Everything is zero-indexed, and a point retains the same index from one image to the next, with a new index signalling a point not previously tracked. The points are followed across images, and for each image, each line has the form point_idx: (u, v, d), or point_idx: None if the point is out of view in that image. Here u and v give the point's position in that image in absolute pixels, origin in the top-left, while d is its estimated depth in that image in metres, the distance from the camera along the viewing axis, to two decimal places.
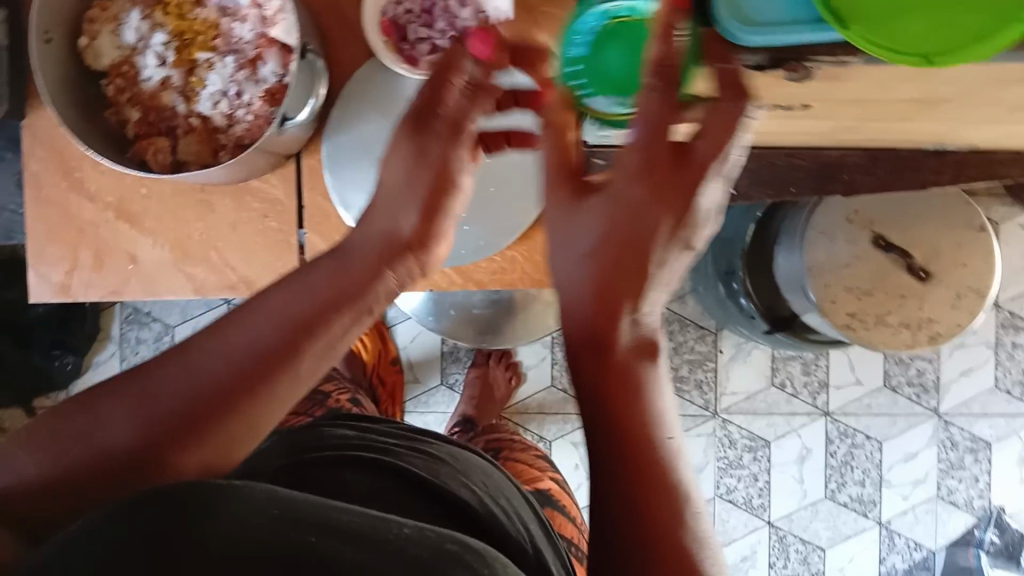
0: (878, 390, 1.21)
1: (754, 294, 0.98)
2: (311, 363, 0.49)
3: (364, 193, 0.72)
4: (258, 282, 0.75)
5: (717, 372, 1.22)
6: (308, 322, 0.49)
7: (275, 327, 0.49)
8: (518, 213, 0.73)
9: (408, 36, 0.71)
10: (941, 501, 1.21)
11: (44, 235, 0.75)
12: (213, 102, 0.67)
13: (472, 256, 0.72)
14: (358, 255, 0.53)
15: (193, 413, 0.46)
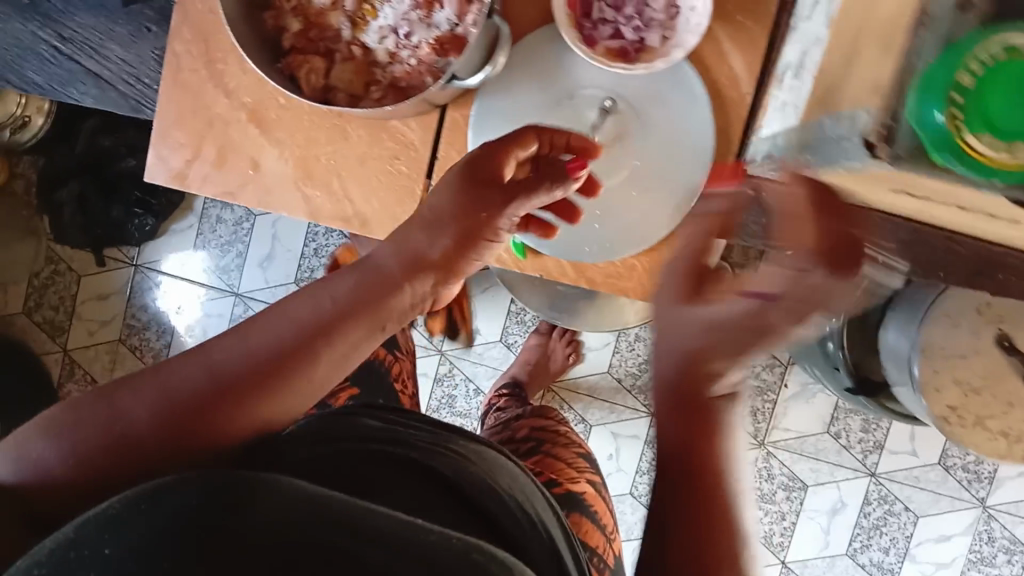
0: (931, 466, 1.18)
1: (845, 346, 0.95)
2: (342, 345, 0.53)
3: None
4: (372, 222, 0.73)
5: (775, 405, 1.19)
6: (326, 323, 0.52)
7: (294, 330, 0.51)
8: (653, 221, 0.69)
9: (592, 13, 0.67)
10: None
11: (172, 119, 0.73)
12: (379, 36, 0.64)
13: (594, 256, 0.70)
14: (383, 268, 0.55)
15: (213, 400, 0.49)
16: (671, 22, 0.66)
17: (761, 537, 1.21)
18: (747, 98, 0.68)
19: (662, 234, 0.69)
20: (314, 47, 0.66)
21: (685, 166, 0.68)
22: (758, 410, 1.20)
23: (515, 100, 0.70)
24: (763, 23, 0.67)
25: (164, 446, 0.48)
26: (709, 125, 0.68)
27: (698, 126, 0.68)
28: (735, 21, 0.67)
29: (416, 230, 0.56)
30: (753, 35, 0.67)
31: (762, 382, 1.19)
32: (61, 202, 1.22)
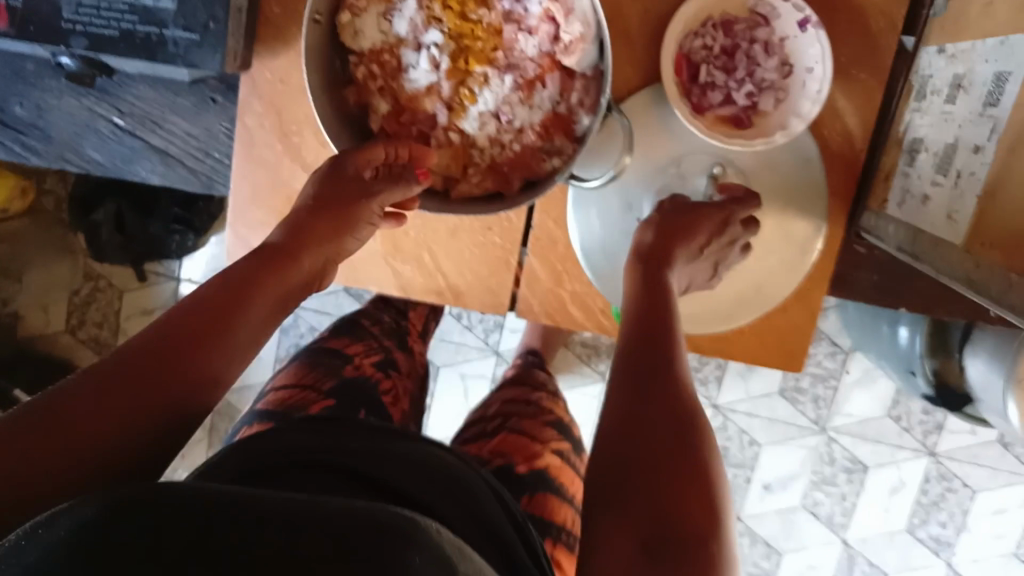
0: (989, 443, 1.19)
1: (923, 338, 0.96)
2: (252, 316, 0.54)
3: (603, 244, 0.68)
4: (467, 292, 0.71)
5: (836, 392, 1.19)
6: (228, 296, 0.53)
7: (195, 299, 0.52)
8: (770, 288, 0.67)
9: (699, 76, 0.61)
10: (1016, 559, 1.22)
11: (249, 197, 0.70)
12: (479, 122, 0.60)
13: (704, 326, 0.68)
14: (276, 258, 0.58)
15: (171, 361, 0.48)
16: (785, 82, 0.61)
17: (823, 518, 1.22)
18: (861, 155, 0.64)
19: (780, 299, 0.67)
20: (409, 130, 0.62)
21: (803, 229, 0.65)
22: (819, 398, 1.20)
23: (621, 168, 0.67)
24: (882, 79, 0.63)
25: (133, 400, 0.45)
26: (824, 191, 0.65)
27: (814, 187, 0.65)
28: (850, 78, 0.63)
29: (280, 232, 0.61)
30: (872, 94, 0.63)
31: (824, 370, 1.19)
32: (98, 223, 1.18)
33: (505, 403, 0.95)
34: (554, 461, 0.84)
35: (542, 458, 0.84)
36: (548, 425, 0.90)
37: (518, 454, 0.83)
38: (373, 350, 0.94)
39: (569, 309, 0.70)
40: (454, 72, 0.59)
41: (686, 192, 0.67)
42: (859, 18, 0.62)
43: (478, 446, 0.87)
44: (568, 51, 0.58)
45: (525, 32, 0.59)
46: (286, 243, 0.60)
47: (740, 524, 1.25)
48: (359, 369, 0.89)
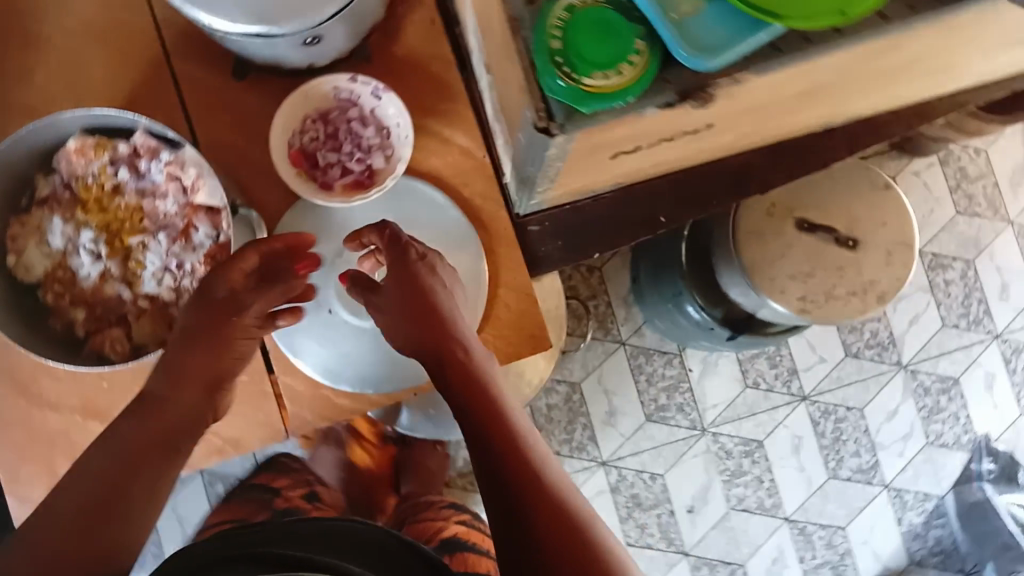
0: (843, 360, 1.25)
1: (696, 293, 1.04)
2: (144, 484, 0.58)
3: (316, 340, 0.75)
4: (247, 436, 0.75)
5: (693, 391, 1.25)
6: (124, 465, 0.58)
7: (95, 475, 0.57)
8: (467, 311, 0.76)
9: (318, 162, 0.73)
10: (933, 447, 1.25)
11: (16, 460, 0.73)
12: (157, 279, 0.69)
13: None
14: (160, 406, 0.62)
15: (69, 546, 0.52)
16: (388, 140, 0.73)
17: (757, 509, 1.24)
18: (487, 161, 0.77)
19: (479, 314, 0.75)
20: (106, 318, 0.69)
21: (463, 254, 0.76)
22: (683, 405, 1.24)
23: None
24: (462, 99, 0.76)
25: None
26: (460, 215, 0.76)
27: (452, 210, 0.76)
28: (439, 110, 0.76)
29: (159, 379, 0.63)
30: (463, 114, 0.76)
31: (671, 379, 1.25)
32: None
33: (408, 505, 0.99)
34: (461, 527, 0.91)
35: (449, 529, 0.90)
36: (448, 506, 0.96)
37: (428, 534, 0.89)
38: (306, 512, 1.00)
39: (337, 401, 0.76)
40: (117, 254, 0.69)
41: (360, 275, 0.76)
42: (419, 66, 0.76)
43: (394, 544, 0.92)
44: (195, 193, 0.66)
45: (160, 198, 0.68)
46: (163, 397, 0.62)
47: (691, 559, 1.23)
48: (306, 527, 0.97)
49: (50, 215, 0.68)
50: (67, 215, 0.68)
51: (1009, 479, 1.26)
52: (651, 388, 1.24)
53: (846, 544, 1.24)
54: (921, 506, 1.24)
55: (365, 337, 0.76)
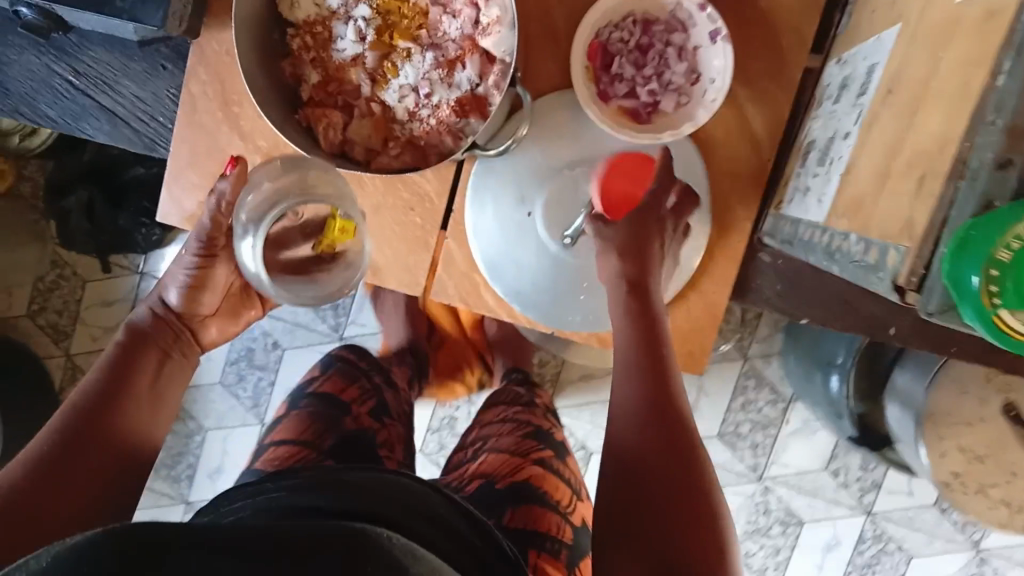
0: (927, 507, 1.18)
1: (852, 391, 0.96)
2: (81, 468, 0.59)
3: (506, 217, 0.71)
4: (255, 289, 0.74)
5: (776, 440, 1.19)
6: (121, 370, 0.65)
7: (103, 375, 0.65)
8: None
9: (611, 66, 0.67)
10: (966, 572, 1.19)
11: (186, 159, 0.74)
12: (400, 94, 0.65)
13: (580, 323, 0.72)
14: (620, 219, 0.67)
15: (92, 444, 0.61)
16: (691, 87, 0.66)
17: (755, 570, 1.21)
18: (768, 165, 0.68)
19: (662, 301, 0.70)
20: (334, 100, 0.66)
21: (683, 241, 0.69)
22: (758, 445, 1.20)
23: (513, 164, 0.70)
24: (788, 93, 0.67)
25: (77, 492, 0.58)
26: (706, 211, 0.69)
27: (704, 194, 0.69)
28: (759, 85, 0.67)
29: (151, 356, 0.68)
30: (778, 103, 0.67)
31: (764, 417, 1.19)
32: (69, 208, 1.22)
33: (488, 432, 0.87)
34: (536, 471, 0.77)
35: (523, 469, 0.77)
36: (526, 437, 0.83)
37: (500, 471, 0.77)
38: (366, 397, 0.85)
39: (484, 293, 0.74)
40: (380, 47, 0.65)
41: (579, 197, 0.70)
42: (768, 37, 0.66)
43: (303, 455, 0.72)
44: (485, 33, 0.63)
45: (448, 15, 0.64)
46: (151, 325, 0.69)
47: None
48: (356, 421, 0.80)
49: None
50: None
51: None
52: (741, 413, 1.20)
53: None
54: None
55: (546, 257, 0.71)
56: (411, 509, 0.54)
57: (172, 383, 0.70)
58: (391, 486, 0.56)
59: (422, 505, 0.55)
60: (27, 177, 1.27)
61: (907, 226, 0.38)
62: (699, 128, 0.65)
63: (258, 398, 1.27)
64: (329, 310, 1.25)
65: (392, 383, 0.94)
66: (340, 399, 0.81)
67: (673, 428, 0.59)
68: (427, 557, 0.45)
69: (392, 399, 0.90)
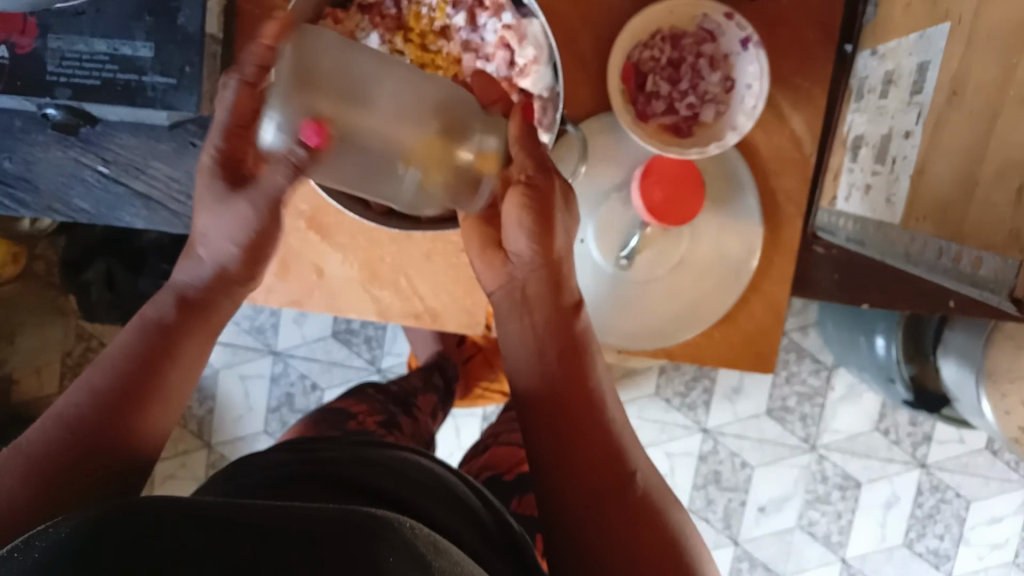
0: (979, 451, 1.20)
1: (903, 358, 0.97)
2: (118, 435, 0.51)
3: None
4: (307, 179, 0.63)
5: (823, 409, 1.21)
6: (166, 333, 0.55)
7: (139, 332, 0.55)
8: (709, 303, 0.71)
9: (646, 86, 0.67)
10: None
11: None
12: None
13: (644, 341, 0.71)
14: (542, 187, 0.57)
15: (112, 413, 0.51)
16: (726, 95, 0.66)
17: (821, 537, 1.23)
18: (812, 159, 0.69)
19: (724, 308, 0.70)
20: None
21: (739, 245, 0.70)
22: (806, 416, 1.21)
23: None
24: (823, 87, 0.67)
25: (80, 491, 0.49)
26: (758, 213, 0.69)
27: (752, 198, 0.69)
28: (794, 82, 0.67)
29: (202, 340, 0.57)
30: (815, 98, 0.68)
31: (809, 388, 1.21)
32: (90, 281, 1.22)
33: (498, 426, 0.85)
34: None
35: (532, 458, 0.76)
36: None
37: (506, 461, 0.77)
38: (376, 410, 0.86)
39: None
40: None
41: (629, 219, 0.71)
42: (797, 34, 0.67)
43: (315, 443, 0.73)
44: (523, 74, 0.63)
45: (482, 60, 0.64)
46: (208, 297, 0.57)
47: (701, 492, 1.23)
48: (363, 424, 0.81)
49: (364, 25, 0.63)
50: (384, 36, 0.63)
51: None
52: (785, 386, 1.21)
53: (842, 552, 1.23)
54: (952, 530, 1.21)
55: (603, 281, 0.72)
56: (429, 491, 0.56)
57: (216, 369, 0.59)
58: (412, 470, 0.58)
59: (439, 485, 0.57)
60: (39, 256, 1.24)
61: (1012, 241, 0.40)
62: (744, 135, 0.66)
63: None
64: (364, 343, 1.26)
65: (408, 406, 0.94)
66: (350, 409, 0.83)
67: (579, 420, 0.56)
68: (447, 550, 0.41)
69: (407, 421, 0.90)
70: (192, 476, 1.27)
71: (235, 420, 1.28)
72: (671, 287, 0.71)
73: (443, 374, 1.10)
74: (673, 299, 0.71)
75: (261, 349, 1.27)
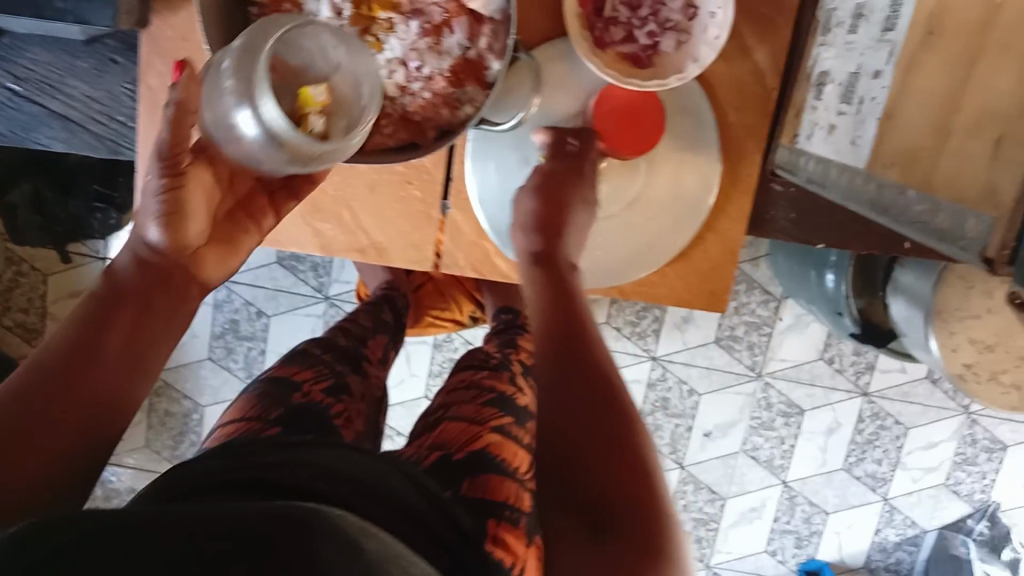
0: (919, 380, 1.23)
1: (852, 293, 0.98)
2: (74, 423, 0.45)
3: (510, 186, 0.68)
4: (283, 193, 0.60)
5: (771, 338, 1.22)
6: (104, 305, 0.50)
7: (84, 312, 0.49)
8: (664, 242, 0.68)
9: (603, 10, 0.63)
10: (960, 438, 1.24)
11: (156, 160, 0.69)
12: (388, 70, 0.61)
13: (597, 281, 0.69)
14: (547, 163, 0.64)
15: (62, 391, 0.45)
16: (688, 24, 0.63)
17: (763, 462, 1.25)
18: (774, 93, 0.66)
19: (679, 247, 0.69)
20: None
21: (696, 182, 0.67)
22: (754, 344, 1.22)
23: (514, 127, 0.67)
24: (788, 17, 0.64)
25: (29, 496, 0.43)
26: (717, 149, 0.67)
27: (712, 134, 0.66)
28: (759, 10, 0.64)
29: (144, 316, 0.52)
30: (780, 30, 0.65)
31: (758, 317, 1.21)
32: (16, 203, 1.16)
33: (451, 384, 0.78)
34: (502, 425, 0.69)
35: (481, 438, 0.61)
36: (489, 405, 0.68)
37: (461, 427, 0.68)
38: (322, 374, 0.75)
39: (495, 261, 0.71)
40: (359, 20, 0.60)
41: None
42: None
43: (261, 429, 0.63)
44: None
45: None
46: (135, 272, 0.53)
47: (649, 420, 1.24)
48: (307, 396, 0.71)
49: None
50: None
51: (993, 549, 1.26)
52: (735, 316, 1.21)
53: (784, 475, 1.26)
54: (888, 456, 1.25)
55: None
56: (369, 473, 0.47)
57: (156, 353, 0.52)
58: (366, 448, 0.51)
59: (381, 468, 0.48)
60: None
61: (988, 192, 0.38)
62: (705, 65, 0.62)
63: (250, 368, 1.24)
64: (309, 269, 1.22)
65: (357, 365, 0.84)
66: (292, 377, 0.72)
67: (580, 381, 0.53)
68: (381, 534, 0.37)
69: (356, 380, 0.80)
70: None
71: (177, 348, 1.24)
72: (625, 227, 0.68)
73: (392, 307, 1.05)
74: (629, 238, 0.69)
75: None
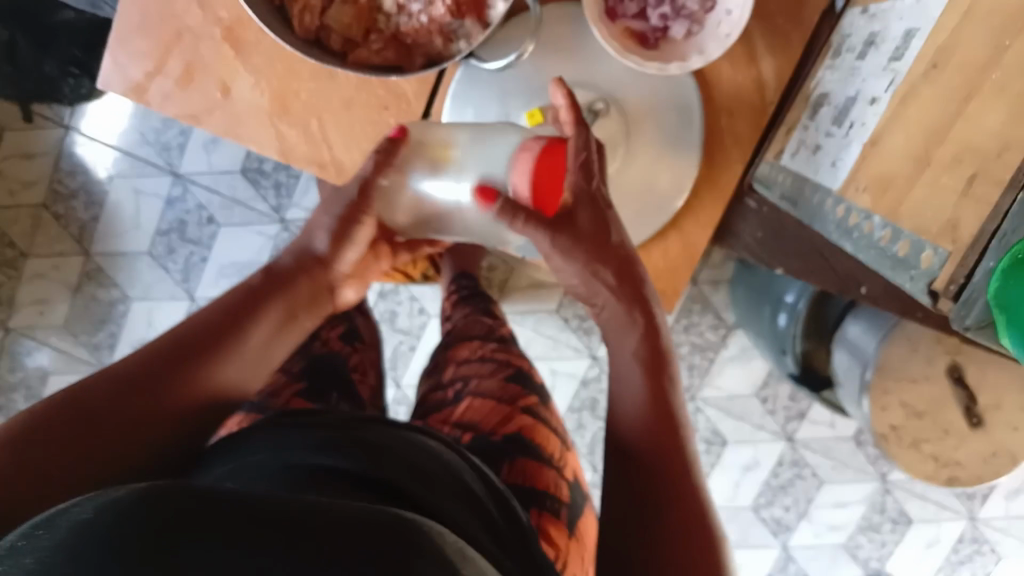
0: (845, 439, 1.23)
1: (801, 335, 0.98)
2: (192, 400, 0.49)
3: None
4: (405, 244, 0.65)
5: (712, 363, 1.21)
6: (248, 297, 0.53)
7: (226, 301, 0.53)
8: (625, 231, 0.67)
9: None
10: (870, 504, 1.25)
11: (134, 22, 0.66)
12: None
13: None
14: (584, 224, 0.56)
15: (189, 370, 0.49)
16: (703, 15, 0.61)
17: None
18: (770, 108, 0.65)
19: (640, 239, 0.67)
20: None
21: (670, 177, 0.66)
22: (694, 366, 1.22)
23: (504, 76, 0.65)
24: (802, 34, 0.63)
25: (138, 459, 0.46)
26: (698, 150, 0.65)
27: (697, 135, 0.65)
28: (774, 20, 0.63)
29: (279, 318, 0.54)
30: (791, 46, 0.63)
31: (704, 341, 1.21)
32: None
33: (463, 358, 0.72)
34: (528, 422, 0.63)
35: (515, 421, 0.63)
36: (511, 382, 0.68)
37: (486, 421, 0.63)
38: (338, 319, 0.73)
39: None
40: None
41: None
42: None
43: (288, 393, 0.61)
44: None
45: None
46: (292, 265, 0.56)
47: (572, 417, 1.23)
48: (328, 345, 0.69)
49: None
50: None
51: None
52: (683, 334, 1.21)
53: None
54: (796, 506, 1.25)
55: None
56: (447, 490, 0.41)
57: (284, 352, 0.56)
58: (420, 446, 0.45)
59: (453, 480, 0.43)
60: None
61: (949, 228, 0.40)
62: (709, 61, 0.61)
63: (189, 273, 1.20)
64: (271, 188, 1.18)
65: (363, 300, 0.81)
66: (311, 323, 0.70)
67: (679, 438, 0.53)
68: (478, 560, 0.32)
69: (365, 324, 0.78)
70: (64, 281, 1.21)
71: (119, 233, 1.21)
72: None
73: None
74: None
75: (161, 166, 1.19)
